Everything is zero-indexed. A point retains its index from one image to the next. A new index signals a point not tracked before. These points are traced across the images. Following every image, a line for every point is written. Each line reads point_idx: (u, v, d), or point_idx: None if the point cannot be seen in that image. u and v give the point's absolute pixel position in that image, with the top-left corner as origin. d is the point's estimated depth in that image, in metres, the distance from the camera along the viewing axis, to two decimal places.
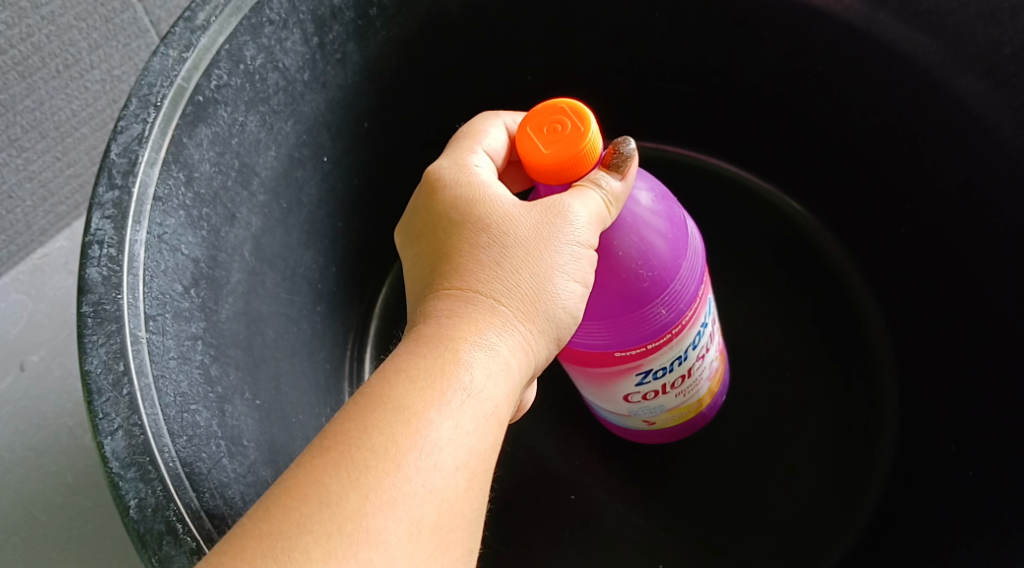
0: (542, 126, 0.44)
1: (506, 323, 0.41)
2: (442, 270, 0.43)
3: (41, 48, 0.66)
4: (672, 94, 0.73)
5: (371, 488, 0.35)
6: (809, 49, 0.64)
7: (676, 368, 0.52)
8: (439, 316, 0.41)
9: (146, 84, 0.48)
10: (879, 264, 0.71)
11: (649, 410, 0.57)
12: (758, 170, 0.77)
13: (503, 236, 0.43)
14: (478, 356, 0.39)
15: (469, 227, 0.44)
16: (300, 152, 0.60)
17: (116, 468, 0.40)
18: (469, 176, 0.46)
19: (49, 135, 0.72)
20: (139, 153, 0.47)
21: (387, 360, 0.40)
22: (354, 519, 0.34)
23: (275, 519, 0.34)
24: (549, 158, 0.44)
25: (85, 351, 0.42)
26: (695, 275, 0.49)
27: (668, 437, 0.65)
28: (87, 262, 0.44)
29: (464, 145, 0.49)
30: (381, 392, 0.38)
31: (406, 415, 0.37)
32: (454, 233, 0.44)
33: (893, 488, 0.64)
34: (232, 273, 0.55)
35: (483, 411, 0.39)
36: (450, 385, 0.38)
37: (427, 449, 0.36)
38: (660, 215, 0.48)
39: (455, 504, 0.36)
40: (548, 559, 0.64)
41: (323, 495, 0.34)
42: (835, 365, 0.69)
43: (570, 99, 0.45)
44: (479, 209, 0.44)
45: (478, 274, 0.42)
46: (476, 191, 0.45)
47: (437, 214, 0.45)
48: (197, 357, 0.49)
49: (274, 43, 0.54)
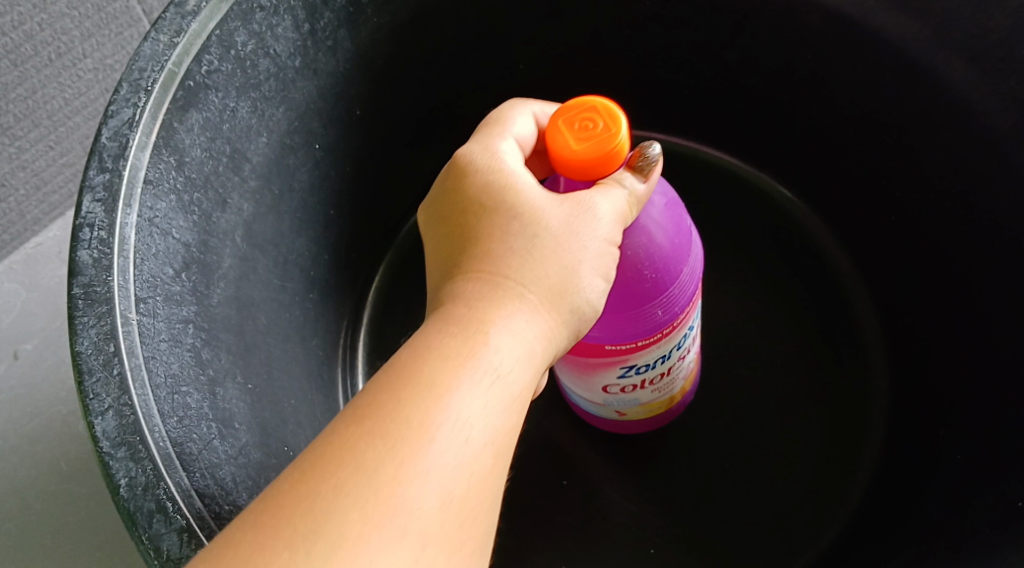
0: (574, 123, 0.44)
1: (535, 309, 0.41)
2: (471, 250, 0.43)
3: (33, 36, 0.66)
4: (662, 84, 0.74)
5: (406, 457, 0.35)
6: (798, 37, 0.64)
7: (657, 365, 0.53)
8: (469, 297, 0.41)
9: (137, 69, 0.48)
10: (869, 250, 0.72)
11: (623, 402, 0.57)
12: (748, 158, 0.77)
13: (534, 222, 0.42)
14: (508, 339, 0.39)
15: (501, 210, 0.43)
16: (291, 139, 0.60)
17: (106, 448, 0.40)
18: (496, 163, 0.45)
19: (42, 124, 0.72)
20: (129, 136, 0.47)
21: (416, 336, 0.40)
22: (386, 491, 0.34)
23: (310, 480, 0.34)
24: (580, 153, 0.44)
25: (75, 333, 0.42)
26: (692, 280, 0.50)
27: (637, 427, 0.64)
28: (77, 245, 0.44)
29: (492, 133, 0.47)
30: (414, 366, 0.38)
31: (437, 391, 0.37)
32: (484, 216, 0.43)
33: (882, 473, 0.64)
34: (224, 259, 0.55)
35: (511, 393, 0.39)
36: (482, 364, 0.38)
37: (460, 424, 0.36)
38: (667, 219, 0.47)
39: (481, 477, 0.36)
40: (538, 543, 0.63)
41: (358, 461, 0.34)
42: (825, 351, 0.70)
43: (604, 101, 0.45)
44: (510, 193, 0.43)
45: (509, 258, 0.41)
46: (509, 176, 0.44)
47: (467, 195, 0.44)
48: (188, 341, 0.49)
49: (265, 30, 0.54)
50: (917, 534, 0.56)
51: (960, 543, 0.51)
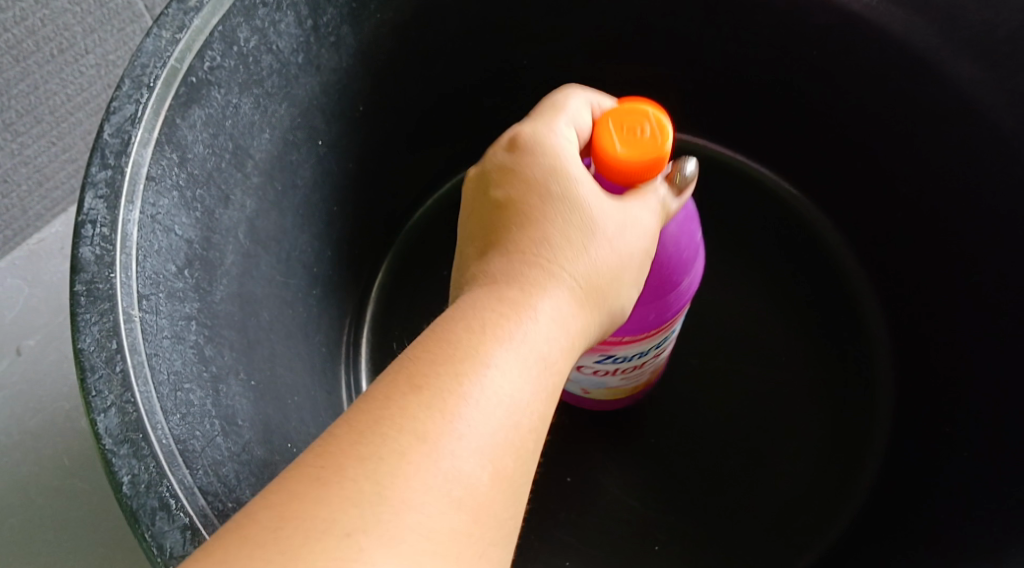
0: (624, 125, 0.43)
1: (578, 298, 0.42)
2: (520, 230, 0.43)
3: (35, 32, 0.65)
4: (667, 80, 0.73)
5: (465, 429, 0.35)
6: (804, 33, 0.64)
7: (633, 359, 0.53)
8: (518, 279, 0.41)
9: (139, 65, 0.48)
10: (874, 247, 0.71)
11: (590, 383, 0.58)
12: (752, 154, 0.77)
13: (585, 210, 0.43)
14: (553, 322, 0.40)
15: (555, 193, 0.43)
16: (294, 135, 0.60)
17: (109, 445, 0.40)
18: (550, 142, 0.44)
19: (44, 120, 0.72)
20: (131, 133, 0.47)
21: (467, 308, 0.40)
22: (446, 460, 0.34)
23: (371, 443, 0.34)
24: (624, 159, 0.43)
25: (78, 330, 0.42)
26: (687, 294, 0.50)
27: (601, 405, 0.65)
28: (79, 242, 0.44)
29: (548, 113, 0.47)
30: (471, 338, 0.38)
31: (494, 363, 0.37)
32: (536, 198, 0.43)
33: (887, 470, 0.64)
34: (227, 255, 0.55)
35: (556, 377, 0.39)
36: (534, 345, 0.39)
37: (514, 402, 0.37)
38: (682, 234, 0.48)
39: (525, 458, 0.37)
40: (540, 541, 0.63)
41: (419, 428, 0.35)
42: (829, 349, 0.69)
43: (656, 108, 0.44)
44: (564, 178, 0.43)
45: (558, 242, 0.42)
46: (563, 159, 0.44)
47: (521, 173, 0.44)
48: (191, 338, 0.49)
49: (267, 25, 0.54)
50: (922, 535, 0.55)
51: (966, 543, 0.51)
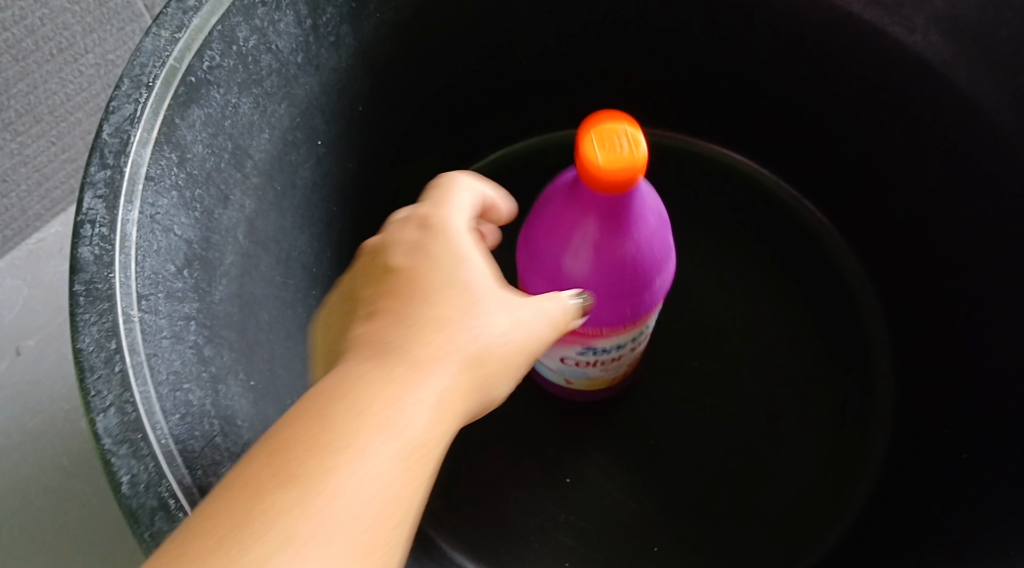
0: (605, 137, 0.41)
1: (466, 373, 0.39)
2: (409, 296, 0.40)
3: (34, 31, 0.65)
4: (667, 80, 0.73)
5: (330, 507, 0.33)
6: (804, 32, 0.64)
7: (613, 351, 0.54)
8: (400, 345, 0.39)
9: (138, 65, 0.48)
10: (874, 248, 0.71)
11: (574, 373, 0.59)
12: (753, 154, 0.77)
13: (472, 283, 0.41)
14: (436, 397, 0.37)
15: (441, 268, 0.41)
16: (294, 135, 0.59)
17: (109, 445, 0.40)
18: (447, 216, 0.44)
19: (43, 119, 0.72)
20: (130, 132, 0.47)
21: (343, 375, 0.37)
22: (305, 540, 0.32)
23: (232, 521, 0.32)
24: (604, 171, 0.41)
25: (77, 330, 0.42)
26: (660, 291, 0.50)
27: (588, 394, 0.66)
28: (78, 242, 0.44)
29: (438, 190, 0.46)
30: (348, 407, 0.36)
31: (369, 439, 0.35)
32: (424, 269, 0.41)
33: (886, 473, 0.65)
34: (226, 256, 0.54)
35: (434, 457, 0.37)
36: (410, 420, 0.36)
37: (386, 477, 0.35)
38: (658, 237, 0.47)
39: (393, 543, 0.35)
40: (539, 544, 0.62)
41: (279, 506, 0.33)
42: (828, 350, 0.70)
43: (633, 122, 0.42)
44: (453, 254, 0.42)
45: (446, 310, 0.40)
46: (454, 237, 0.43)
47: (411, 249, 0.43)
48: (191, 338, 0.49)
49: (266, 25, 0.54)
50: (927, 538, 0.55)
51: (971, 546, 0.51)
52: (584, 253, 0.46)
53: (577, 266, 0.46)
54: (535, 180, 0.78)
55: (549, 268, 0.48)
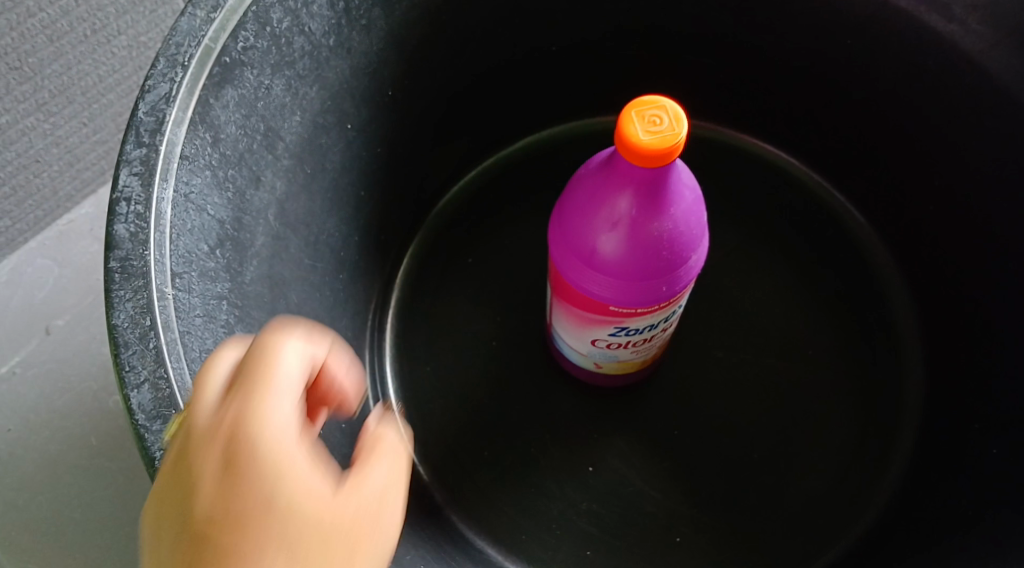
0: (646, 117, 0.41)
1: None
2: (229, 540, 0.37)
3: (68, 12, 0.65)
4: (698, 70, 0.72)
5: None
6: (842, 22, 0.63)
7: (645, 332, 0.55)
8: None
9: (174, 44, 0.48)
10: (907, 242, 0.71)
11: (604, 356, 0.60)
12: (783, 145, 0.76)
13: (306, 514, 0.38)
14: None
15: (269, 497, 0.37)
16: (324, 118, 0.59)
17: (142, 421, 0.41)
18: (264, 423, 0.38)
19: (75, 100, 0.72)
20: (166, 112, 0.47)
21: None
22: None
23: None
24: (644, 146, 0.41)
25: (112, 306, 0.43)
26: (696, 268, 0.50)
27: (615, 381, 0.66)
28: (114, 219, 0.45)
29: (258, 376, 0.39)
30: None
31: None
32: (247, 503, 0.37)
33: (915, 470, 0.64)
34: (257, 237, 0.54)
35: None
36: None
37: None
38: (693, 216, 0.46)
39: None
40: (560, 532, 0.62)
41: None
42: (857, 344, 0.69)
43: (675, 105, 0.42)
44: (283, 482, 0.38)
45: (277, 553, 0.37)
46: (279, 457, 0.38)
47: (230, 473, 0.38)
48: (222, 317, 0.49)
49: (300, 7, 0.54)
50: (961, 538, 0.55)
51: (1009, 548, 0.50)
52: (618, 234, 0.46)
53: (611, 247, 0.46)
54: (565, 168, 0.77)
55: (583, 250, 0.47)
